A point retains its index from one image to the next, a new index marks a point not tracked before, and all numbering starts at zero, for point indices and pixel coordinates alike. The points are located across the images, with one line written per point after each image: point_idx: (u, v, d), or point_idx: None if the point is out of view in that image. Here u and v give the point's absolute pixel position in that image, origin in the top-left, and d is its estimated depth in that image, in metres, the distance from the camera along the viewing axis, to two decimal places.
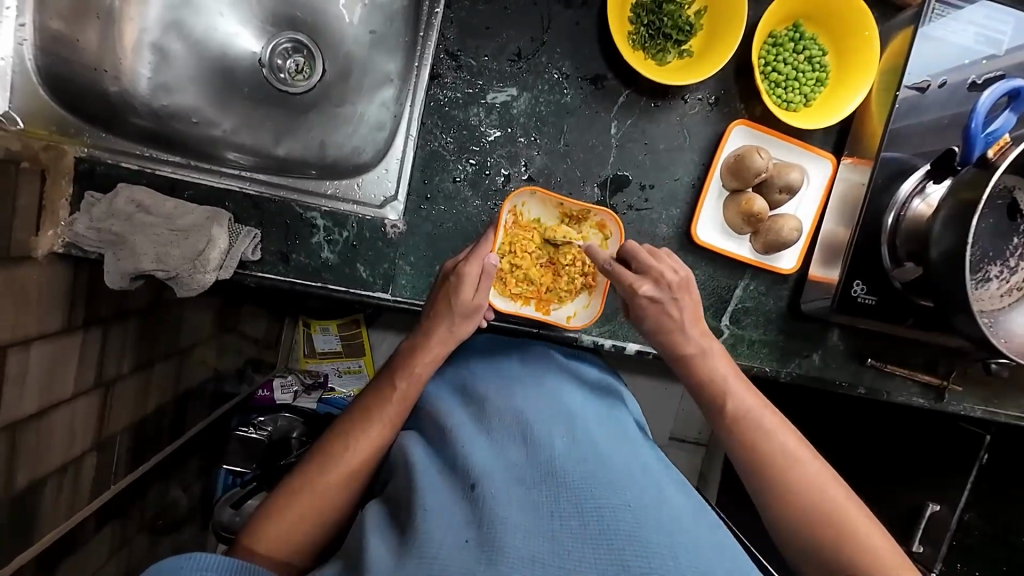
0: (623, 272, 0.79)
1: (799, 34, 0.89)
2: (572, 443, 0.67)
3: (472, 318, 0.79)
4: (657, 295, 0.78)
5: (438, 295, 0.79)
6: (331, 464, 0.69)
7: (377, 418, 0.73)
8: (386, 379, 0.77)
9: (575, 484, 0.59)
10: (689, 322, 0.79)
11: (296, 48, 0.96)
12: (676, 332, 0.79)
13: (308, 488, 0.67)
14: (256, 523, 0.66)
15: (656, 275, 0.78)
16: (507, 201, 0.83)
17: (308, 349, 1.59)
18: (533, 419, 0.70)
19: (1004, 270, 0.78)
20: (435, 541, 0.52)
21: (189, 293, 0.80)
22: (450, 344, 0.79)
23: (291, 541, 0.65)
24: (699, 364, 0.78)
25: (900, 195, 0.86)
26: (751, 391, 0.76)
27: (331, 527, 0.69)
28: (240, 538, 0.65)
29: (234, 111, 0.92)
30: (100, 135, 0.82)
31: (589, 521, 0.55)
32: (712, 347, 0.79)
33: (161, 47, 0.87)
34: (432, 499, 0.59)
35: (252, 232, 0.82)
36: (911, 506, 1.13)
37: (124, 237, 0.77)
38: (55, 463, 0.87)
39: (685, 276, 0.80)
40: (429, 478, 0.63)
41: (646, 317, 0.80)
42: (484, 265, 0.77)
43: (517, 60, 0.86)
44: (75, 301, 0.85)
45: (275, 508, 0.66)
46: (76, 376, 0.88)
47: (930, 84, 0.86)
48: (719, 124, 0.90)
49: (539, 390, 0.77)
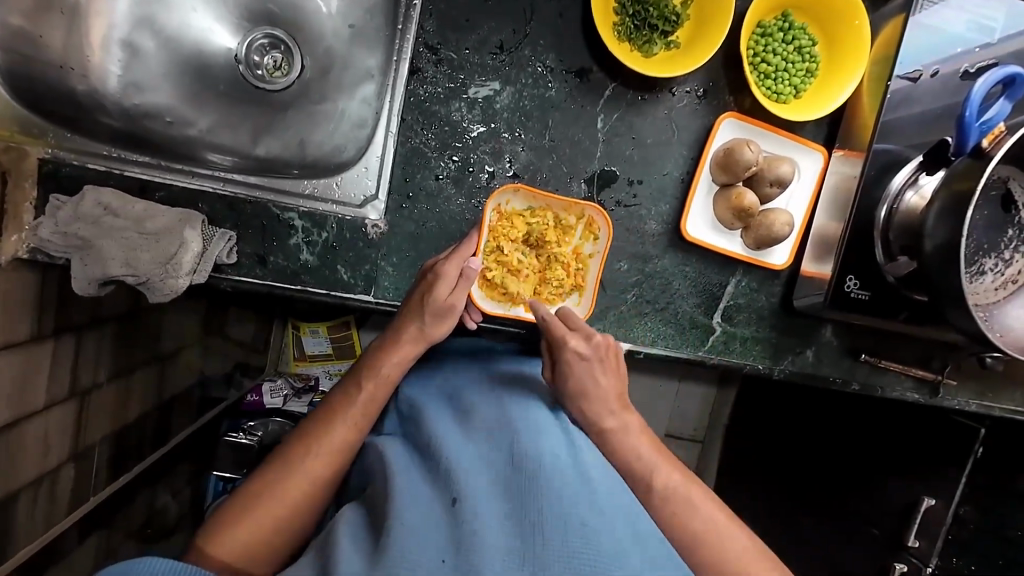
0: (559, 324, 0.76)
1: (789, 23, 0.87)
2: (559, 459, 0.65)
3: (447, 318, 0.76)
4: (586, 351, 0.75)
5: (414, 293, 0.77)
6: (293, 466, 0.67)
7: (342, 418, 0.71)
8: (353, 379, 0.74)
9: (556, 501, 0.58)
10: (611, 395, 0.75)
11: (273, 43, 0.93)
12: (601, 400, 0.75)
13: (268, 489, 0.65)
14: (213, 526, 0.64)
15: (587, 333, 0.76)
16: (491, 198, 0.81)
17: (297, 352, 1.56)
18: (520, 431, 0.68)
19: (999, 262, 0.76)
20: (411, 557, 0.52)
21: (161, 298, 0.77)
22: (421, 344, 0.76)
23: (248, 545, 0.63)
24: (619, 442, 0.73)
25: (893, 187, 0.84)
26: (672, 465, 0.72)
27: (294, 533, 0.66)
28: (197, 540, 0.63)
29: (210, 109, 0.89)
30: (65, 135, 0.78)
31: (568, 548, 0.54)
32: (632, 422, 0.75)
33: (131, 44, 0.84)
34: (411, 508, 0.58)
35: (227, 234, 0.79)
36: (906, 501, 1.12)
37: (92, 242, 0.74)
38: (31, 475, 0.85)
39: (609, 342, 0.78)
40: (408, 484, 0.62)
41: (569, 377, 0.75)
42: (465, 267, 0.74)
43: (500, 53, 0.84)
44: (44, 308, 0.82)
45: (235, 510, 0.64)
46: (48, 386, 0.85)
47: (922, 74, 0.84)
48: (708, 117, 0.88)
49: (526, 399, 0.75)
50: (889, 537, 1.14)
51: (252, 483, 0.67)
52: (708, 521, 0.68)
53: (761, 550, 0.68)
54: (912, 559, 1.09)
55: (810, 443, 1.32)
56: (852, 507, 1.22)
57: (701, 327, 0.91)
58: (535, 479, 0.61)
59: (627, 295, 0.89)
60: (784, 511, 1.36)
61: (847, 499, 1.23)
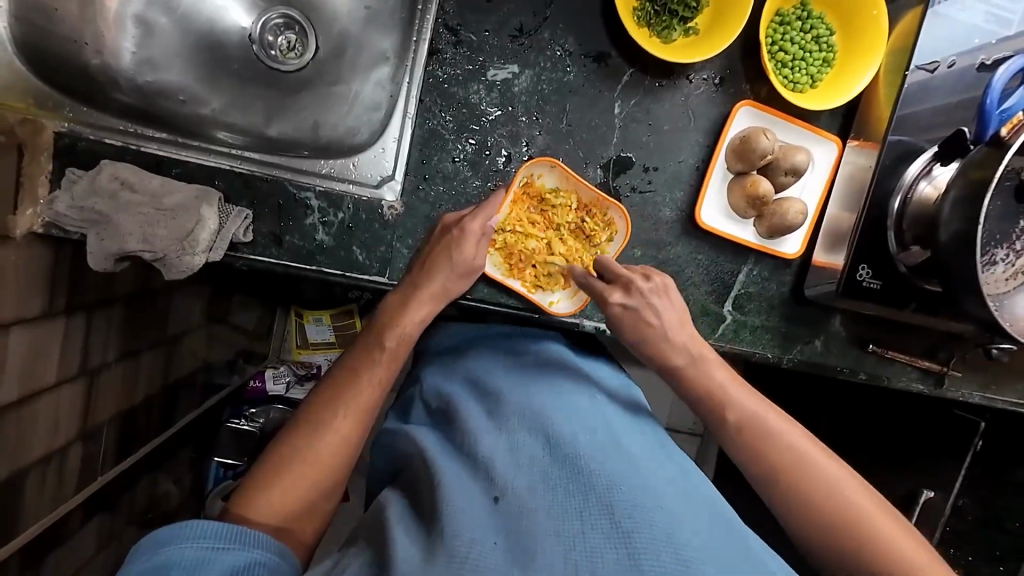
0: (595, 283, 0.79)
1: (807, 12, 0.87)
2: (596, 440, 0.65)
3: (469, 277, 0.77)
4: (627, 302, 0.77)
5: (435, 243, 0.76)
6: (322, 426, 0.66)
7: (366, 378, 0.70)
8: (373, 340, 0.73)
9: (599, 481, 0.58)
10: (671, 326, 0.76)
11: (287, 23, 0.93)
12: (662, 341, 0.76)
13: (299, 454, 0.65)
14: (245, 493, 0.64)
15: (625, 281, 0.77)
16: (524, 166, 0.83)
17: (299, 339, 1.47)
18: (551, 414, 0.68)
19: (1010, 252, 0.77)
20: (464, 539, 0.53)
21: (176, 276, 0.76)
22: (441, 300, 0.76)
23: (286, 509, 0.63)
24: (691, 374, 0.75)
25: (907, 177, 0.84)
26: (751, 393, 0.73)
27: (329, 494, 0.67)
28: (231, 505, 0.63)
29: (225, 88, 0.88)
30: (81, 110, 0.77)
31: (618, 530, 0.54)
32: (705, 352, 0.77)
33: (145, 20, 0.83)
34: (457, 498, 0.58)
35: (244, 212, 0.79)
36: (907, 492, 1.14)
37: (107, 216, 0.73)
38: (40, 452, 0.84)
39: (660, 282, 0.78)
40: (450, 473, 0.63)
41: (622, 330, 0.78)
42: (486, 224, 0.76)
43: (519, 36, 0.84)
44: (57, 284, 0.82)
45: (266, 475, 0.64)
46: (59, 362, 0.85)
47: (939, 65, 0.85)
48: (724, 105, 0.89)
49: (553, 387, 0.75)
50: None
51: (279, 450, 0.66)
52: (797, 454, 0.68)
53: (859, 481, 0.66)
54: None
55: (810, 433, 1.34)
56: None
57: (713, 316, 0.92)
58: (573, 461, 0.61)
59: None
60: None
61: None
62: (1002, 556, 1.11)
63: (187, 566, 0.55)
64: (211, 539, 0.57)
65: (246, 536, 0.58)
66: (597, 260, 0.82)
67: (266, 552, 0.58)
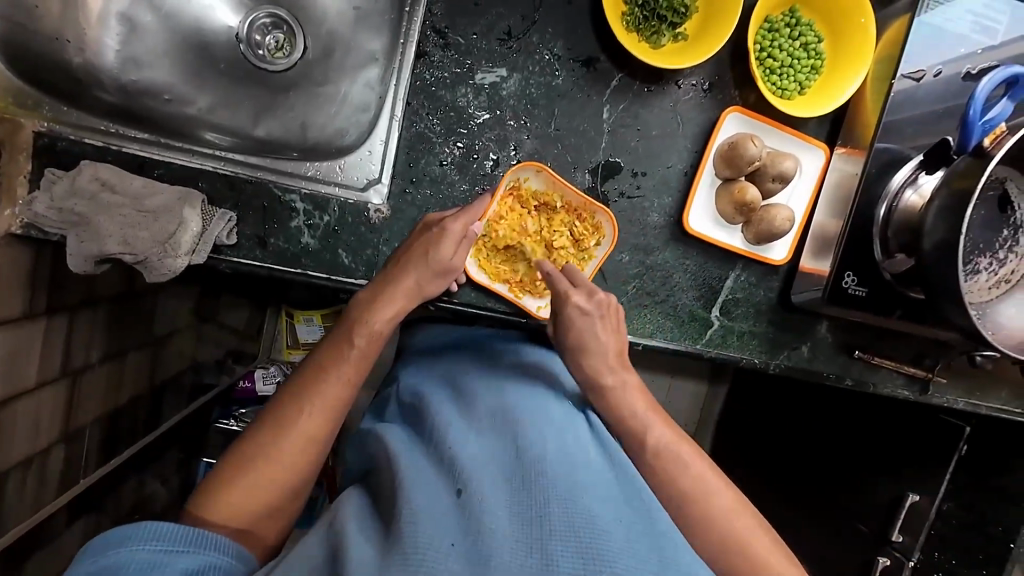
0: (562, 280, 0.80)
1: (796, 19, 0.87)
2: (563, 447, 0.65)
3: (443, 278, 0.77)
4: (588, 306, 0.78)
5: (413, 244, 0.76)
6: (287, 426, 0.66)
7: (334, 376, 0.70)
8: (342, 337, 0.72)
9: (563, 487, 0.58)
10: (611, 352, 0.78)
11: (275, 23, 0.92)
12: (601, 355, 0.78)
13: (262, 453, 0.64)
14: (208, 492, 0.63)
15: (589, 289, 0.79)
16: (512, 171, 0.82)
17: (290, 340, 1.46)
18: (522, 419, 0.69)
19: (993, 261, 0.77)
20: (421, 541, 0.52)
21: (158, 278, 0.75)
22: (414, 299, 0.75)
23: (247, 508, 0.63)
24: (578, 335, 0.78)
25: (892, 185, 0.85)
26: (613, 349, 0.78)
27: (292, 497, 0.66)
28: (193, 506, 0.62)
29: (211, 88, 0.87)
30: (61, 109, 0.76)
31: (577, 533, 0.53)
32: (630, 381, 0.78)
33: (130, 18, 0.82)
34: (418, 499, 0.58)
35: (227, 214, 0.78)
36: (893, 495, 1.16)
37: (87, 218, 0.72)
38: (21, 455, 0.83)
39: (606, 300, 0.79)
40: (414, 473, 0.62)
41: (570, 331, 0.78)
42: (467, 229, 0.76)
43: (507, 39, 0.83)
44: (38, 285, 0.81)
45: (230, 471, 0.64)
46: (40, 364, 0.84)
47: (925, 74, 0.85)
48: (713, 111, 0.89)
49: (526, 393, 0.75)
50: (875, 532, 1.17)
51: (243, 446, 0.66)
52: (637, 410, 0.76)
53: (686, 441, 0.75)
54: (895, 554, 1.13)
55: (798, 436, 1.36)
56: (837, 502, 1.25)
57: (700, 321, 0.92)
58: (539, 465, 0.61)
59: (628, 287, 0.89)
60: (780, 514, 1.37)
61: (836, 495, 1.25)
62: (986, 559, 1.06)
63: (140, 568, 0.54)
64: (167, 540, 0.56)
65: (202, 538, 0.58)
66: (567, 270, 0.82)
67: (223, 556, 0.58)
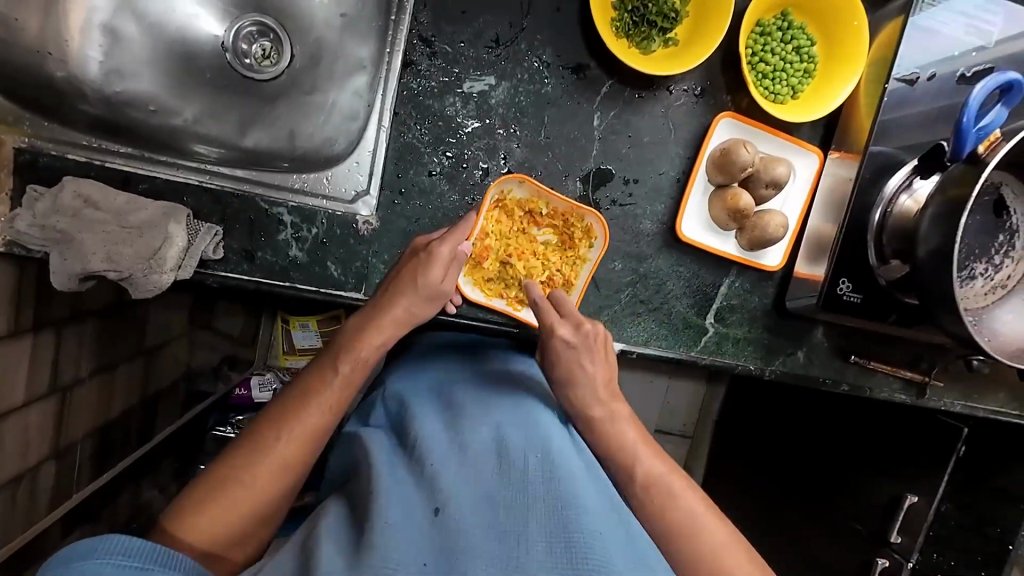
0: (551, 311, 0.79)
1: (787, 23, 0.86)
2: (548, 459, 0.65)
3: (436, 302, 0.76)
4: (572, 339, 0.78)
5: (402, 269, 0.75)
6: (266, 451, 0.65)
7: (318, 401, 0.69)
8: (329, 361, 0.72)
9: (544, 505, 0.58)
10: (599, 384, 0.78)
11: (261, 31, 0.91)
12: (588, 389, 0.78)
13: (239, 476, 0.64)
14: (180, 513, 0.62)
15: (576, 320, 0.79)
16: (496, 182, 0.80)
17: (286, 345, 1.43)
18: (508, 429, 0.68)
19: (989, 267, 0.77)
20: (393, 558, 0.52)
21: (144, 295, 0.74)
22: (405, 326, 0.75)
23: (219, 530, 0.62)
24: (568, 364, 0.78)
25: (887, 190, 0.84)
26: (599, 378, 0.78)
27: (265, 521, 0.65)
28: (166, 526, 0.61)
29: (197, 99, 0.86)
30: (42, 124, 0.75)
31: (553, 555, 0.53)
32: (619, 411, 0.78)
33: (113, 30, 0.80)
34: (393, 511, 0.57)
35: (214, 229, 0.77)
36: (891, 498, 1.15)
37: (71, 235, 0.71)
38: (11, 473, 0.83)
39: (593, 332, 0.79)
40: (393, 483, 0.62)
41: (558, 364, 0.79)
42: (456, 250, 0.75)
43: (495, 46, 0.82)
44: (23, 302, 0.80)
45: (205, 492, 0.63)
46: (28, 381, 0.83)
47: (919, 76, 0.84)
48: (705, 116, 0.87)
49: (513, 402, 0.75)
50: (873, 534, 1.17)
51: (219, 466, 0.65)
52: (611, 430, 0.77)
53: (673, 469, 0.74)
54: (895, 556, 1.12)
55: (796, 438, 1.35)
56: (834, 503, 1.25)
57: (694, 328, 0.91)
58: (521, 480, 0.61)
59: (621, 295, 0.89)
60: (778, 516, 1.36)
61: (834, 497, 1.25)
62: (984, 561, 1.08)
63: None
64: (131, 555, 0.54)
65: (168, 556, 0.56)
66: (556, 295, 0.82)
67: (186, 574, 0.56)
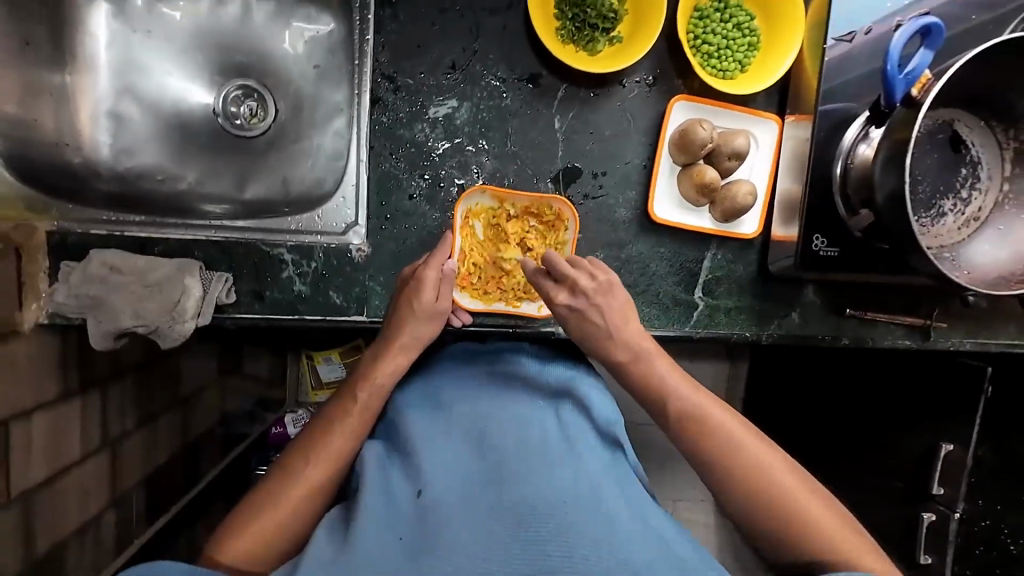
0: (545, 284, 0.82)
1: (724, 3, 0.90)
2: (523, 446, 0.71)
3: (436, 320, 0.82)
4: (573, 305, 0.80)
5: (400, 300, 0.82)
6: (296, 476, 0.71)
7: (340, 427, 0.75)
8: (347, 392, 0.79)
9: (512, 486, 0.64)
10: (609, 325, 0.79)
11: (246, 93, 0.99)
12: (596, 329, 0.80)
13: (273, 501, 0.70)
14: (221, 537, 0.68)
15: (572, 282, 0.80)
16: (460, 201, 0.86)
17: (314, 381, 1.50)
18: (488, 425, 0.75)
19: (957, 202, 0.79)
20: (371, 541, 0.62)
21: (171, 343, 0.83)
22: (413, 350, 0.81)
23: (256, 552, 0.67)
24: (577, 315, 0.80)
25: (845, 144, 0.86)
26: (612, 312, 0.80)
27: (297, 540, 0.70)
28: (208, 550, 0.67)
29: (196, 163, 0.95)
30: (66, 207, 0.84)
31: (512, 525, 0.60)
32: (640, 347, 0.80)
33: (117, 114, 0.90)
34: (377, 505, 0.67)
35: (223, 276, 0.85)
36: (921, 448, 1.14)
37: (101, 300, 0.80)
38: (75, 524, 0.91)
39: (605, 280, 0.80)
40: (385, 481, 0.71)
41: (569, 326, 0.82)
42: (443, 269, 0.81)
43: (453, 71, 0.89)
44: (69, 367, 0.89)
45: (244, 517, 0.69)
46: (81, 438, 0.92)
47: (857, 33, 0.86)
48: (660, 102, 0.92)
49: (497, 398, 0.81)
50: (912, 488, 1.15)
51: (256, 494, 0.72)
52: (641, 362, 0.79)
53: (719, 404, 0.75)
54: (939, 507, 1.10)
55: (820, 401, 1.35)
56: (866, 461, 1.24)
57: (684, 304, 0.94)
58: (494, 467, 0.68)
59: None
60: None
61: (865, 455, 1.24)
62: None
63: None
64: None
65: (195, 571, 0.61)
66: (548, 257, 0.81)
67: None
